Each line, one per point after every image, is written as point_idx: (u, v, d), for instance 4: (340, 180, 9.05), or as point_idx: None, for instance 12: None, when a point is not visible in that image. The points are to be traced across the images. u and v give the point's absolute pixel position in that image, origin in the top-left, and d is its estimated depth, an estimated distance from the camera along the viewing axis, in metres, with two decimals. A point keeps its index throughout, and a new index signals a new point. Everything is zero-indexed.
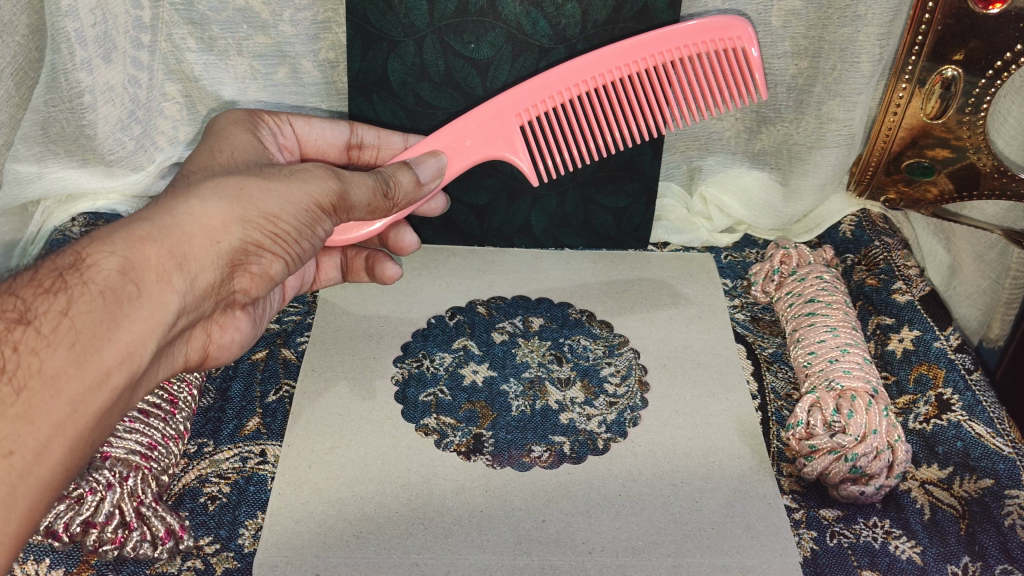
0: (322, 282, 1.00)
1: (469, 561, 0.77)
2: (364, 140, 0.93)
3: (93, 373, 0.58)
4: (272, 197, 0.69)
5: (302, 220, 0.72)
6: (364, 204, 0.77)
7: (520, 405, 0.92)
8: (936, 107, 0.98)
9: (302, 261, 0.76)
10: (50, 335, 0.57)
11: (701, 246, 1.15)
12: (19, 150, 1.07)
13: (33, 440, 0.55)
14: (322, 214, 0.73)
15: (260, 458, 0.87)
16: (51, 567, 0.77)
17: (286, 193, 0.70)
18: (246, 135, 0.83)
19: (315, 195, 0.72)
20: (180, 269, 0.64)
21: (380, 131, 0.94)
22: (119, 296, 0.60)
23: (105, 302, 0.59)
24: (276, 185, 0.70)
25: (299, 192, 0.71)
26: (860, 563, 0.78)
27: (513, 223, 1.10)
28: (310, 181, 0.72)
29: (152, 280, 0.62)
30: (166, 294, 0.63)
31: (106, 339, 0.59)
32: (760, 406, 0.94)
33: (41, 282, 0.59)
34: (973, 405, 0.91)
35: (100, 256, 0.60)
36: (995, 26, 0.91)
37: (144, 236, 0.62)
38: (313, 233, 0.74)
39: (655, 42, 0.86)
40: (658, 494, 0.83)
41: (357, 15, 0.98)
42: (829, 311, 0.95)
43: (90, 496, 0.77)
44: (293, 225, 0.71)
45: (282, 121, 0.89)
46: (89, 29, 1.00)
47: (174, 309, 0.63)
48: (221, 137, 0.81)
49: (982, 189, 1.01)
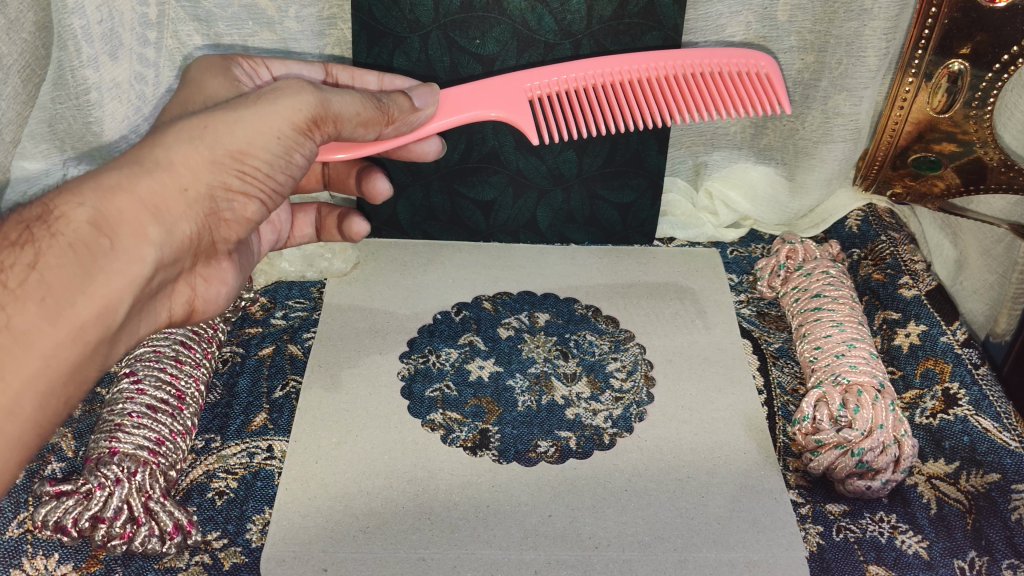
0: (296, 240, 0.92)
1: (476, 556, 0.77)
2: (339, 82, 0.88)
3: (66, 328, 0.55)
4: (242, 129, 0.63)
5: (277, 150, 0.65)
6: (354, 116, 0.70)
7: (527, 401, 0.92)
8: (943, 101, 0.99)
9: (281, 198, 0.70)
10: (18, 290, 0.54)
11: (707, 241, 1.15)
12: (27, 147, 1.08)
13: (4, 396, 0.54)
14: (304, 138, 0.67)
15: (267, 454, 0.87)
16: (61, 562, 0.76)
17: (259, 121, 0.64)
18: (220, 80, 0.77)
19: (292, 125, 0.66)
20: (156, 219, 0.59)
21: (353, 71, 0.89)
22: (92, 249, 0.56)
23: (76, 256, 0.55)
24: (246, 114, 0.64)
25: (272, 121, 0.65)
26: (867, 557, 0.78)
27: (518, 219, 1.11)
28: (279, 105, 0.65)
29: (126, 232, 0.58)
30: (143, 246, 0.58)
31: (78, 293, 0.55)
32: (766, 401, 0.94)
33: (8, 235, 0.55)
34: (980, 399, 0.91)
35: (68, 207, 0.56)
36: (1003, 19, 0.90)
37: (115, 186, 0.58)
38: (289, 163, 0.67)
39: (693, 54, 0.89)
40: (665, 489, 0.83)
41: (363, 11, 0.98)
42: (836, 306, 0.94)
43: (98, 491, 0.76)
44: (266, 157, 0.65)
45: (257, 64, 0.81)
46: (97, 26, 0.98)
47: (152, 261, 0.59)
48: (194, 84, 0.76)
49: (989, 183, 1.01)
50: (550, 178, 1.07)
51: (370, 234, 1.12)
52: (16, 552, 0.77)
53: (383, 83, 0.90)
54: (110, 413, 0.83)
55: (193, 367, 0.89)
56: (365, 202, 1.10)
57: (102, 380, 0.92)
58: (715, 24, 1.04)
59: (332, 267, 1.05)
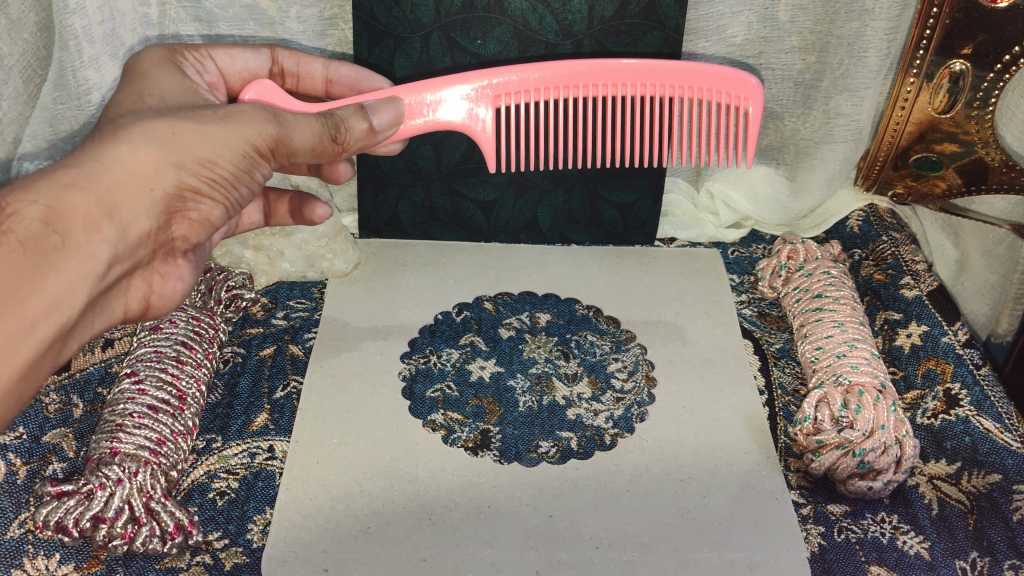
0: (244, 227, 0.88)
1: (478, 556, 0.77)
2: (283, 69, 0.83)
3: (15, 325, 0.55)
4: (206, 141, 0.64)
5: (240, 164, 0.66)
6: (310, 148, 0.69)
7: (528, 401, 0.91)
8: (944, 101, 0.99)
9: (241, 207, 0.70)
10: None
11: (708, 241, 1.15)
12: (27, 147, 1.05)
13: None
14: (265, 157, 0.67)
15: (268, 454, 0.87)
16: (61, 562, 0.76)
17: (222, 135, 0.64)
18: (171, 78, 0.74)
19: (253, 138, 0.65)
20: (111, 218, 0.60)
21: (299, 57, 0.83)
22: (44, 246, 0.56)
23: (27, 252, 0.56)
24: (209, 128, 0.64)
25: (236, 135, 0.65)
26: (868, 558, 0.78)
27: (520, 220, 1.11)
28: (246, 122, 0.65)
29: (80, 230, 0.58)
30: (97, 244, 0.59)
31: (28, 290, 0.55)
32: (768, 401, 0.93)
33: None
34: (981, 399, 0.91)
35: (21, 205, 0.56)
36: (1004, 20, 0.91)
37: (70, 185, 0.58)
38: (251, 177, 0.68)
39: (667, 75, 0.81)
40: (666, 489, 0.83)
41: (364, 11, 0.98)
42: (838, 307, 0.94)
43: (100, 491, 0.75)
44: (231, 170, 0.65)
45: (202, 56, 0.78)
46: (98, 27, 0.99)
47: (105, 261, 0.59)
48: (142, 78, 0.73)
49: (991, 183, 1.01)
50: (552, 178, 1.07)
51: (371, 234, 1.12)
52: (17, 553, 0.76)
53: (329, 72, 0.84)
54: (111, 413, 0.82)
55: (194, 367, 0.89)
56: (366, 202, 1.10)
57: (103, 380, 0.91)
58: (716, 24, 1.04)
59: (334, 268, 1.05)
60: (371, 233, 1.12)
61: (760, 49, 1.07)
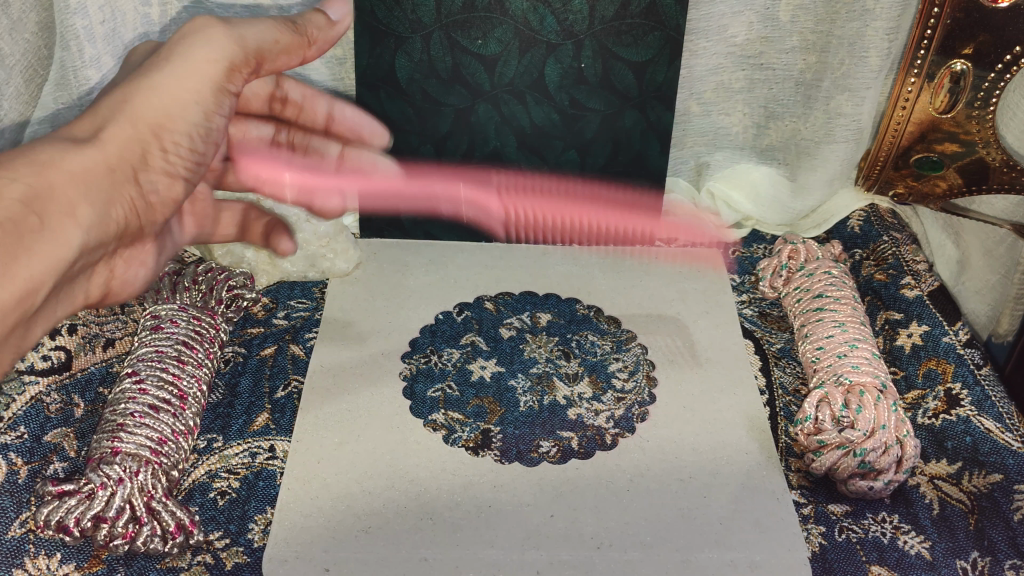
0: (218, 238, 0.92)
1: (479, 556, 0.77)
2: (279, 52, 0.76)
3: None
4: (163, 104, 0.70)
5: (196, 123, 0.72)
6: None
7: (529, 401, 0.91)
8: (945, 102, 0.99)
9: (204, 171, 0.77)
10: None
11: (709, 241, 1.14)
12: None
13: None
14: (227, 94, 0.74)
15: (270, 453, 0.87)
16: (62, 562, 0.76)
17: (178, 93, 0.70)
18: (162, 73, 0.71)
19: (213, 86, 0.72)
20: (83, 202, 0.64)
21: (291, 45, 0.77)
22: (21, 229, 0.59)
23: (6, 236, 0.57)
24: (167, 85, 0.70)
25: (195, 93, 0.71)
26: (870, 558, 0.78)
27: (521, 219, 1.11)
28: (195, 77, 0.71)
29: (52, 215, 0.61)
30: (66, 231, 0.62)
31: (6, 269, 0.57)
32: (769, 401, 0.93)
33: None
34: (982, 399, 0.91)
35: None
36: (1004, 20, 0.92)
37: (45, 167, 0.62)
38: (207, 133, 0.74)
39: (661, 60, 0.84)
40: (667, 489, 0.83)
41: (365, 11, 0.98)
42: (839, 306, 0.94)
43: (101, 491, 0.75)
44: (185, 132, 0.71)
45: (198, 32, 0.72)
46: (99, 27, 0.99)
47: (74, 247, 0.63)
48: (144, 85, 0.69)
49: (991, 183, 1.01)
50: (552, 178, 1.08)
51: (373, 235, 1.12)
52: (18, 552, 0.76)
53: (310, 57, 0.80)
54: (112, 413, 0.82)
55: (195, 367, 0.89)
56: (367, 203, 1.10)
57: (104, 380, 0.91)
58: (717, 24, 1.04)
59: (335, 268, 1.06)
60: (372, 233, 1.12)
61: (761, 48, 1.07)
